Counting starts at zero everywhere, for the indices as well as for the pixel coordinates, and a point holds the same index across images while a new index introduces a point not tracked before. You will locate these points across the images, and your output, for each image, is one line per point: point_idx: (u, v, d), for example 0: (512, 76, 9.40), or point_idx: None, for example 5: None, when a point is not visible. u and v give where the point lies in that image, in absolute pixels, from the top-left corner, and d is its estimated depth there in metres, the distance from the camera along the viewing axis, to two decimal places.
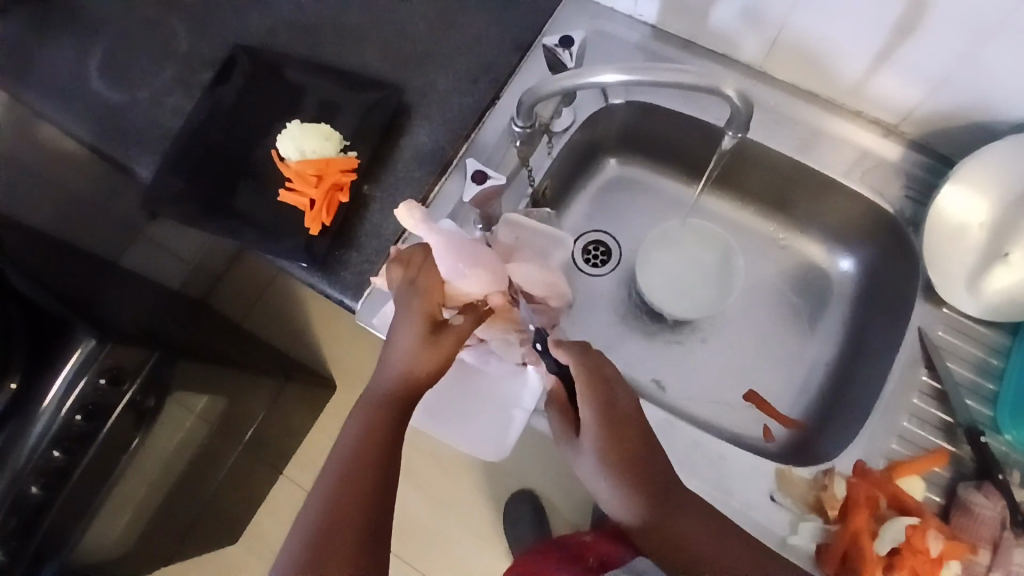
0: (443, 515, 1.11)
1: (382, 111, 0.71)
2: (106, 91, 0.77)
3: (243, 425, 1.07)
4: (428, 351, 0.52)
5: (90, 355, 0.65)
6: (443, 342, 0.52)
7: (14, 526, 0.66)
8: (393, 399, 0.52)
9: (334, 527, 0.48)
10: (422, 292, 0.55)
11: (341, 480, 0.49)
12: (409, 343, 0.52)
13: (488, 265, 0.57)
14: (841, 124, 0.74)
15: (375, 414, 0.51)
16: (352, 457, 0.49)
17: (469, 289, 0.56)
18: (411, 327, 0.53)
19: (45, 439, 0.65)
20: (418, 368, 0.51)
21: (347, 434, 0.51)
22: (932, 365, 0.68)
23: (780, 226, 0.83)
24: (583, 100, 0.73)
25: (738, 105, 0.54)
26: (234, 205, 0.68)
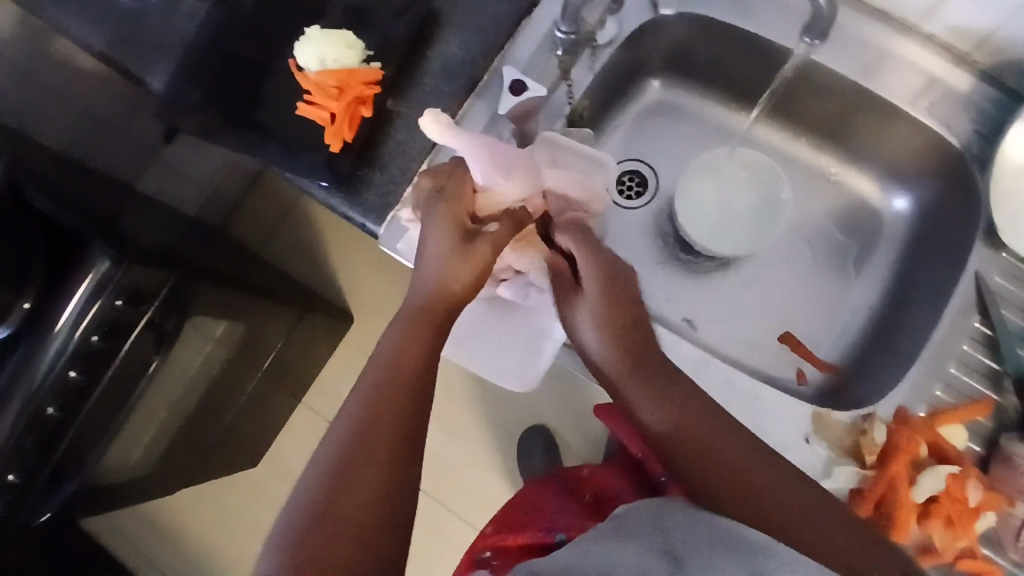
0: (457, 448, 1.11)
1: (410, 19, 0.65)
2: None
3: (262, 351, 1.06)
4: (463, 261, 0.50)
5: (106, 275, 0.63)
6: (477, 251, 0.50)
7: (32, 444, 0.66)
8: (432, 310, 0.49)
9: (371, 437, 0.44)
10: (449, 206, 0.53)
11: (379, 388, 0.45)
12: (442, 254, 0.50)
13: (520, 171, 0.56)
14: (908, 45, 0.67)
15: (414, 326, 0.48)
16: (389, 366, 0.46)
17: (504, 198, 0.55)
18: (442, 238, 0.51)
19: (60, 360, 0.64)
20: (454, 284, 0.49)
21: (384, 345, 0.48)
22: (985, 312, 0.64)
23: (832, 159, 0.77)
24: (629, 12, 0.67)
25: (823, 7, 0.52)
26: (252, 118, 0.64)
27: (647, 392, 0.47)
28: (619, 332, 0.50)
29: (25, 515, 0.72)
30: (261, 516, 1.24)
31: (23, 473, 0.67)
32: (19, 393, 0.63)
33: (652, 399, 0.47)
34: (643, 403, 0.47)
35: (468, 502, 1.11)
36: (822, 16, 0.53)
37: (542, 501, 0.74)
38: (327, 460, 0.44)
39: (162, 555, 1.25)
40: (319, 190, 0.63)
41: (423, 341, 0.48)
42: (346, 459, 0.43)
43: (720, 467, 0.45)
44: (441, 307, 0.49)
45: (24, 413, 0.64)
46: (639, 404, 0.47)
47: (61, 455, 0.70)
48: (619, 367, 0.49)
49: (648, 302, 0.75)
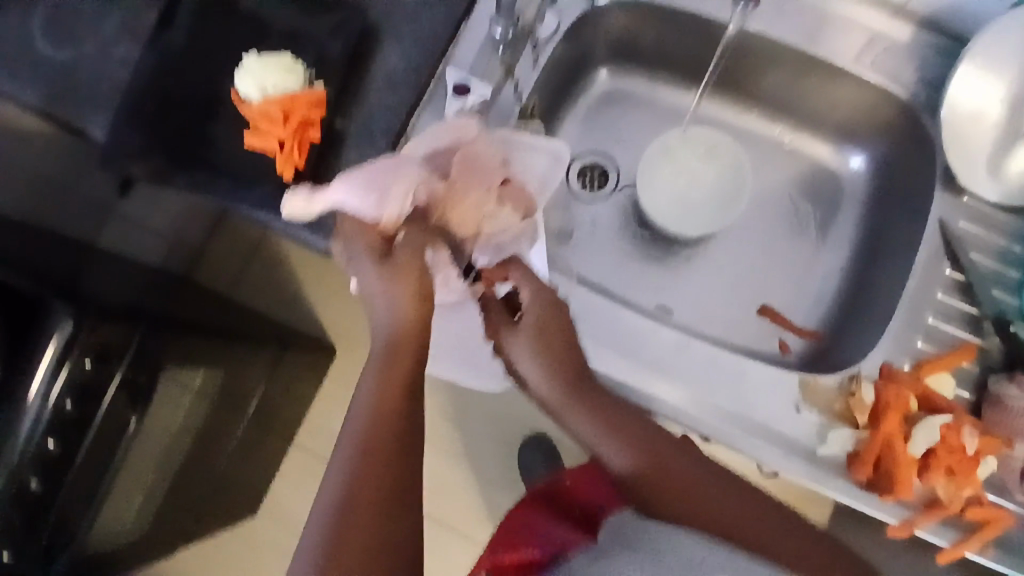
0: (456, 468, 1.09)
1: (348, 36, 0.64)
2: (54, 49, 0.72)
3: (246, 396, 1.04)
4: (398, 280, 0.50)
5: (70, 336, 0.61)
6: (402, 261, 0.51)
7: (17, 522, 0.63)
8: (401, 353, 0.47)
9: (360, 475, 0.42)
10: (356, 241, 0.53)
11: (364, 440, 0.43)
12: (377, 285, 0.50)
13: (404, 177, 0.56)
14: (845, 4, 0.67)
15: (388, 373, 0.46)
16: (369, 418, 0.44)
17: (397, 209, 0.54)
18: (365, 267, 0.51)
19: (39, 427, 0.61)
20: (402, 307, 0.49)
21: (360, 397, 0.46)
22: (956, 259, 0.64)
23: (786, 128, 0.78)
24: (565, 6, 0.67)
25: None
26: (199, 153, 0.63)
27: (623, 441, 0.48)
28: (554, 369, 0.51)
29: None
30: (266, 563, 1.21)
31: (14, 551, 0.64)
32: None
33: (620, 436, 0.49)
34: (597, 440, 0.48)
35: (473, 519, 1.09)
36: None
37: (525, 521, 0.64)
38: (322, 519, 0.42)
39: None
40: (275, 220, 0.62)
41: (400, 389, 0.45)
42: (342, 504, 0.42)
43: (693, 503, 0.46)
44: (410, 347, 0.47)
45: (4, 491, 0.61)
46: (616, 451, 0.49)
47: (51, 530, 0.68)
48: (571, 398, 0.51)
49: (616, 292, 0.74)
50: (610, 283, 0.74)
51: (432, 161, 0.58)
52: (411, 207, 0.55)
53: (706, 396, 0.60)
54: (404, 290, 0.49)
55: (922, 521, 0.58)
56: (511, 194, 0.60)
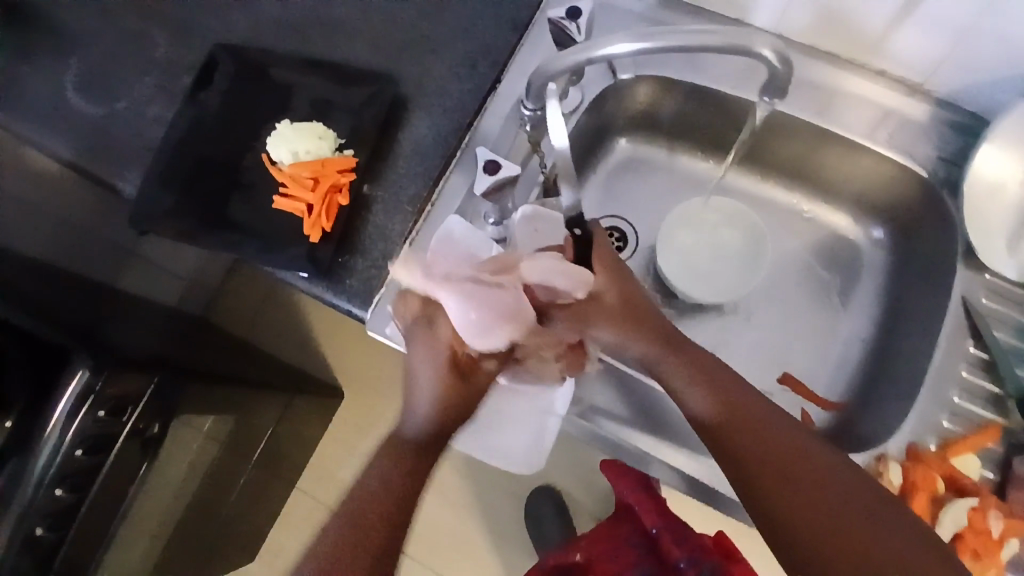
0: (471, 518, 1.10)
1: (380, 105, 0.67)
2: (84, 103, 0.73)
3: (253, 441, 1.03)
4: (453, 393, 0.56)
5: (88, 387, 0.64)
6: (466, 386, 0.57)
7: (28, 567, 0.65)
8: (421, 453, 0.55)
9: (355, 539, 0.51)
10: (435, 339, 0.57)
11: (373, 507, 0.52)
12: (433, 385, 0.56)
13: (507, 317, 0.55)
14: (856, 82, 0.69)
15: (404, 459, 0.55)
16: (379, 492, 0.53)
17: (488, 347, 0.56)
18: (430, 366, 0.56)
19: (49, 475, 0.63)
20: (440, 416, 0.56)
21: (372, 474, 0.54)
22: (978, 335, 0.64)
23: (803, 197, 0.78)
24: (589, 79, 0.69)
25: (777, 66, 0.50)
26: (228, 214, 0.64)
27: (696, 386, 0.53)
28: (632, 324, 0.57)
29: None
30: None
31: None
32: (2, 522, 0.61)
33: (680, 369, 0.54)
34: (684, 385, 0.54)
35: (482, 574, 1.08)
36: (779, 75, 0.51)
37: None
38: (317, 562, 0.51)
39: None
40: (298, 281, 0.62)
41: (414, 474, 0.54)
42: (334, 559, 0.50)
43: (764, 446, 0.50)
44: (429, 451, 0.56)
45: (13, 538, 0.62)
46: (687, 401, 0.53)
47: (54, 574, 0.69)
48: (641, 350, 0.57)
49: None
50: None
51: (542, 290, 0.57)
52: (503, 343, 0.56)
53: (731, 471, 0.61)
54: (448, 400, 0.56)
55: None
56: (569, 355, 0.60)
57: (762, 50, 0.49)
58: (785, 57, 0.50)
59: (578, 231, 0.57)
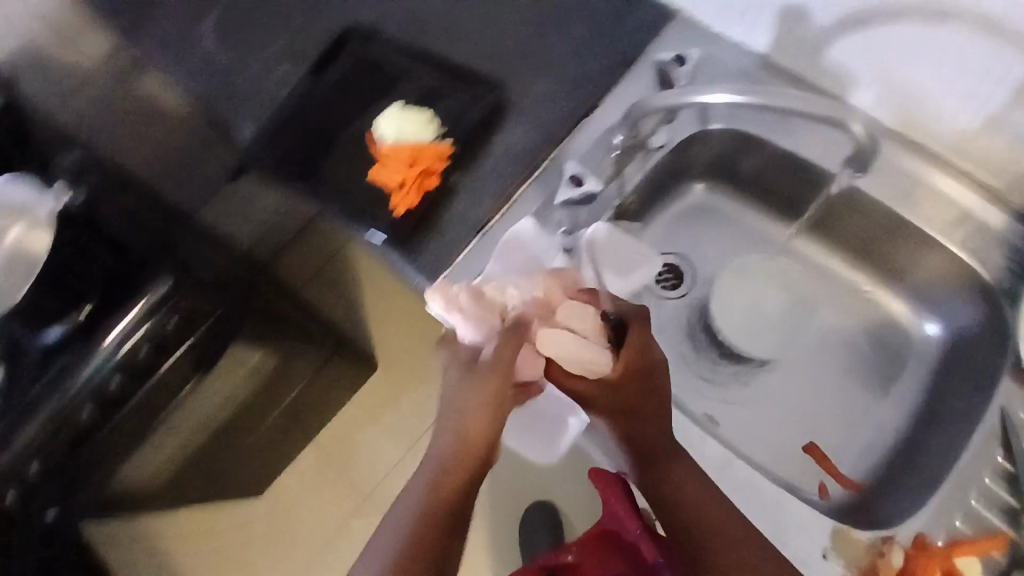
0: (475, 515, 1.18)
1: (484, 107, 0.72)
2: (220, 52, 0.82)
3: (285, 391, 1.06)
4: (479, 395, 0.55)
5: (161, 297, 0.73)
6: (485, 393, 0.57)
7: (65, 438, 0.72)
8: (476, 444, 0.52)
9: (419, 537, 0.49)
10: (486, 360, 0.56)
11: (424, 510, 0.50)
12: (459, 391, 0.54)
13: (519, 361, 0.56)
14: (942, 179, 0.70)
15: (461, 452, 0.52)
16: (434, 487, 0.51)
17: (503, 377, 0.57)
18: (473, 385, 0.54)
19: (106, 366, 0.72)
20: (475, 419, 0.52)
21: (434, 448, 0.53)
22: (1009, 447, 0.64)
23: (865, 277, 0.79)
24: (681, 122, 0.72)
25: (864, 142, 0.56)
26: (330, 177, 0.72)
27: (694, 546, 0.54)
28: (604, 395, 0.56)
29: (38, 506, 0.79)
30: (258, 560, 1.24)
31: (43, 467, 0.73)
32: (59, 395, 0.70)
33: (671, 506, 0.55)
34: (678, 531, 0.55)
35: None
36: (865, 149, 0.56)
37: None
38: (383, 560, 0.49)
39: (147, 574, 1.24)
40: (376, 246, 0.68)
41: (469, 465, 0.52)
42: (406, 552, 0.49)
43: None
44: (483, 445, 0.52)
45: (61, 409, 0.70)
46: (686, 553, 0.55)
47: (87, 451, 0.77)
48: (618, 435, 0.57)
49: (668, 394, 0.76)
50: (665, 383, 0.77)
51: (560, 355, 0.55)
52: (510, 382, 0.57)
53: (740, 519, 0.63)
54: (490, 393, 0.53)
55: None
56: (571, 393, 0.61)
57: (855, 125, 0.55)
58: (870, 131, 0.55)
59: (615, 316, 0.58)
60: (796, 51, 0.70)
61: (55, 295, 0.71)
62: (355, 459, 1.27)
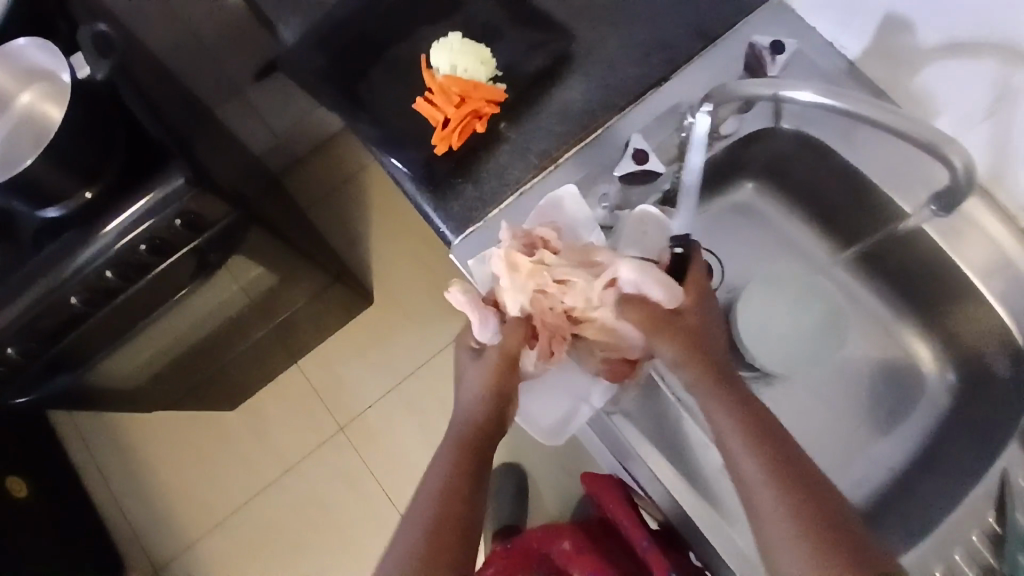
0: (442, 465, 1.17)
1: (545, 55, 0.67)
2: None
3: (279, 309, 1.04)
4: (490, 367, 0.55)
5: (173, 194, 0.68)
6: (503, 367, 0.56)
7: (48, 323, 0.71)
8: (476, 431, 0.53)
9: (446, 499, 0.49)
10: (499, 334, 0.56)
11: (436, 519, 0.48)
12: (476, 369, 0.55)
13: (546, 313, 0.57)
14: (996, 228, 0.66)
15: (459, 452, 0.52)
16: (447, 478, 0.50)
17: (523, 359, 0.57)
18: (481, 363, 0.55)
19: (99, 260, 0.68)
20: (484, 390, 0.54)
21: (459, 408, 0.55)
22: (1002, 511, 0.63)
23: (896, 311, 0.77)
24: (750, 116, 0.68)
25: (960, 178, 0.51)
26: (371, 100, 0.67)
27: (781, 490, 0.47)
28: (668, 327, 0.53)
29: (14, 390, 0.78)
30: (218, 467, 1.23)
31: (21, 351, 0.72)
32: (47, 280, 0.67)
33: (756, 451, 0.49)
34: (759, 477, 0.48)
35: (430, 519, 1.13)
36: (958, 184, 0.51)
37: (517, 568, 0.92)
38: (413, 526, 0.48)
39: (109, 459, 1.25)
40: (406, 183, 0.64)
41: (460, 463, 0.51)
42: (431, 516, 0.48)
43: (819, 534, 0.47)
44: (483, 430, 0.53)
45: (47, 295, 0.68)
46: (762, 503, 0.48)
47: (69, 341, 0.75)
48: (691, 383, 0.53)
49: None
50: None
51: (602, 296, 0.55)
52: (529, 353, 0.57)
53: None
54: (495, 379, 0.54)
55: None
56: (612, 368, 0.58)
57: (953, 159, 0.49)
58: (970, 170, 0.50)
59: (679, 246, 0.56)
60: (886, 62, 0.66)
61: (61, 172, 0.65)
62: (337, 388, 1.26)
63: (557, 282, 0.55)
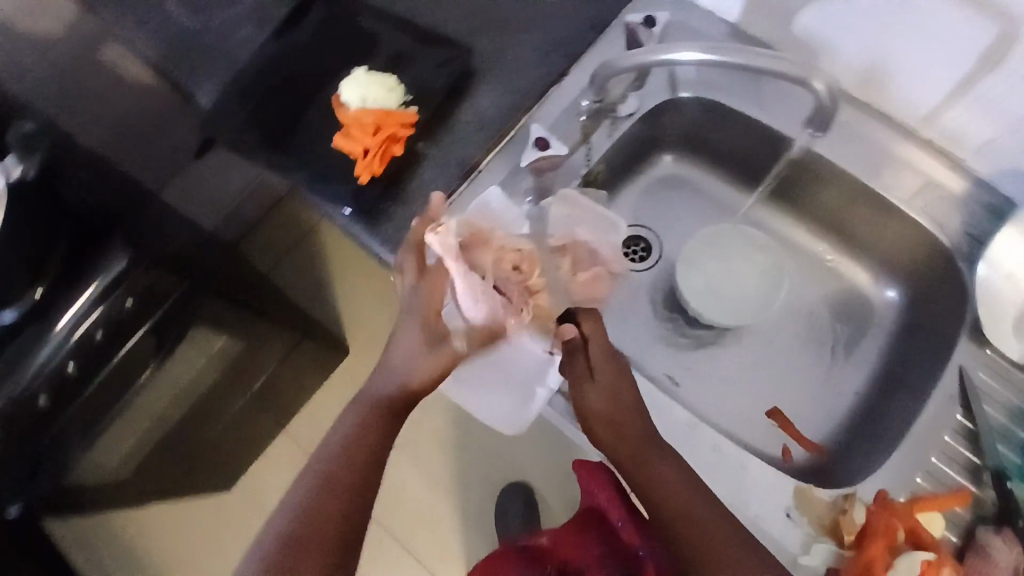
0: (415, 494, 1.18)
1: (451, 71, 0.71)
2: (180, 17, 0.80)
3: (252, 376, 1.06)
4: (427, 358, 0.57)
5: (120, 274, 0.72)
6: (442, 351, 0.57)
7: (18, 431, 0.69)
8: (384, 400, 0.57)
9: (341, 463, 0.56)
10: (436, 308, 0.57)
11: (331, 471, 0.56)
12: (414, 347, 0.57)
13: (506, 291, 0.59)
14: (907, 147, 0.71)
15: (371, 416, 0.57)
16: (346, 442, 0.56)
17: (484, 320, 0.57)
18: (415, 338, 0.57)
19: (59, 352, 0.69)
20: (413, 373, 0.57)
21: (384, 369, 0.58)
22: (968, 407, 0.65)
23: (829, 247, 0.81)
24: (651, 90, 0.72)
25: (824, 100, 0.56)
26: (294, 144, 0.69)
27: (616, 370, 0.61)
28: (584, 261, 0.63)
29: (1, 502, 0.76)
30: (227, 546, 1.23)
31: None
32: (12, 382, 0.68)
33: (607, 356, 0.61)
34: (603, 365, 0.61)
35: (386, 511, 1.17)
36: (825, 109, 0.56)
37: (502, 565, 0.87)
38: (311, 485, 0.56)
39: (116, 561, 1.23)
40: (341, 216, 0.66)
41: (362, 459, 0.56)
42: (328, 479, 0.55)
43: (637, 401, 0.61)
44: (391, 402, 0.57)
45: (15, 397, 0.68)
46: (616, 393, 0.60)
47: (45, 446, 0.72)
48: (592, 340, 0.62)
49: (632, 360, 0.76)
50: (632, 358, 0.77)
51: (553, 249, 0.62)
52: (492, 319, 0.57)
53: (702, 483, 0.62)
54: (431, 360, 0.57)
55: None
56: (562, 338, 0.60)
57: (815, 82, 0.54)
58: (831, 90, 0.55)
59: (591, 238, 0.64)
60: (766, 19, 0.71)
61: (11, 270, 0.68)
62: None
63: (513, 276, 0.59)
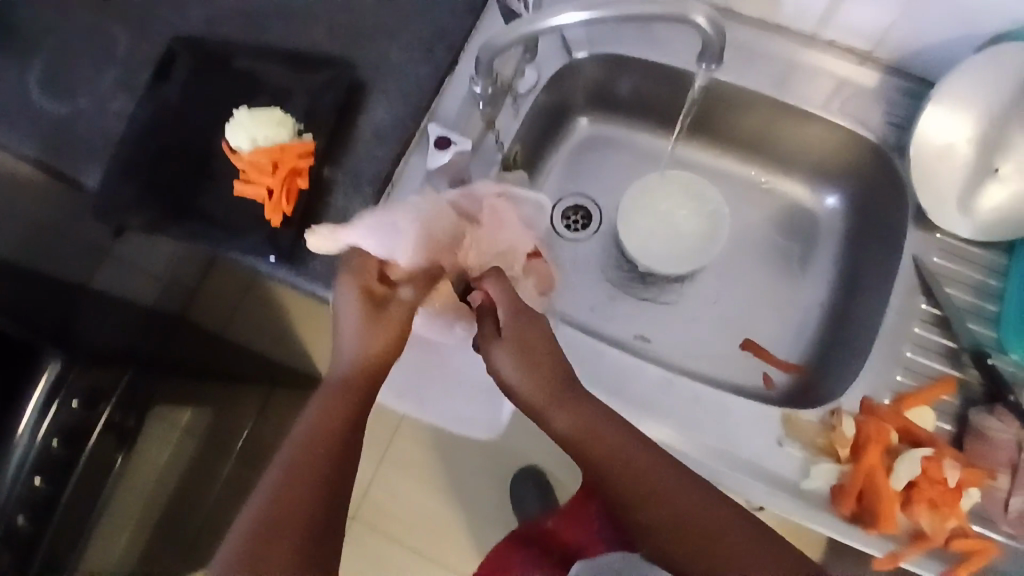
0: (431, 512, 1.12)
1: (338, 90, 0.68)
2: (34, 92, 0.72)
3: (232, 436, 1.04)
4: (378, 329, 0.51)
5: (59, 377, 0.64)
6: (391, 315, 0.52)
7: (8, 562, 0.63)
8: (354, 381, 0.49)
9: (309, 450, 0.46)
10: (357, 273, 0.53)
11: (302, 463, 0.45)
12: (358, 326, 0.51)
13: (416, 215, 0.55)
14: (810, 54, 0.70)
15: (338, 399, 0.48)
16: (318, 424, 0.47)
17: (409, 255, 0.53)
18: (351, 306, 0.52)
19: (22, 470, 0.63)
20: (372, 351, 0.50)
21: (341, 356, 0.50)
22: (930, 293, 0.65)
23: (762, 169, 0.80)
24: (546, 58, 0.70)
25: (710, 34, 0.54)
26: (197, 205, 0.66)
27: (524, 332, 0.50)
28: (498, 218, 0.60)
29: None
30: None
31: None
32: None
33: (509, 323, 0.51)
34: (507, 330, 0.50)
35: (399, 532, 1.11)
36: (712, 42, 0.54)
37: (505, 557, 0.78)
38: (276, 482, 0.45)
39: None
40: (265, 267, 0.64)
41: (336, 443, 0.47)
42: (299, 468, 0.45)
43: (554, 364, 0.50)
44: (364, 382, 0.49)
45: None
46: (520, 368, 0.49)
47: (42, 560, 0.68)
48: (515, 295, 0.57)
49: (594, 330, 0.76)
50: (595, 330, 0.76)
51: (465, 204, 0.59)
52: (423, 263, 0.54)
53: (691, 437, 0.61)
54: (383, 334, 0.51)
55: (907, 554, 0.58)
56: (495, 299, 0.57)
57: (693, 15, 0.52)
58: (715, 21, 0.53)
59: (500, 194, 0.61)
60: None
61: None
62: None
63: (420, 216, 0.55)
